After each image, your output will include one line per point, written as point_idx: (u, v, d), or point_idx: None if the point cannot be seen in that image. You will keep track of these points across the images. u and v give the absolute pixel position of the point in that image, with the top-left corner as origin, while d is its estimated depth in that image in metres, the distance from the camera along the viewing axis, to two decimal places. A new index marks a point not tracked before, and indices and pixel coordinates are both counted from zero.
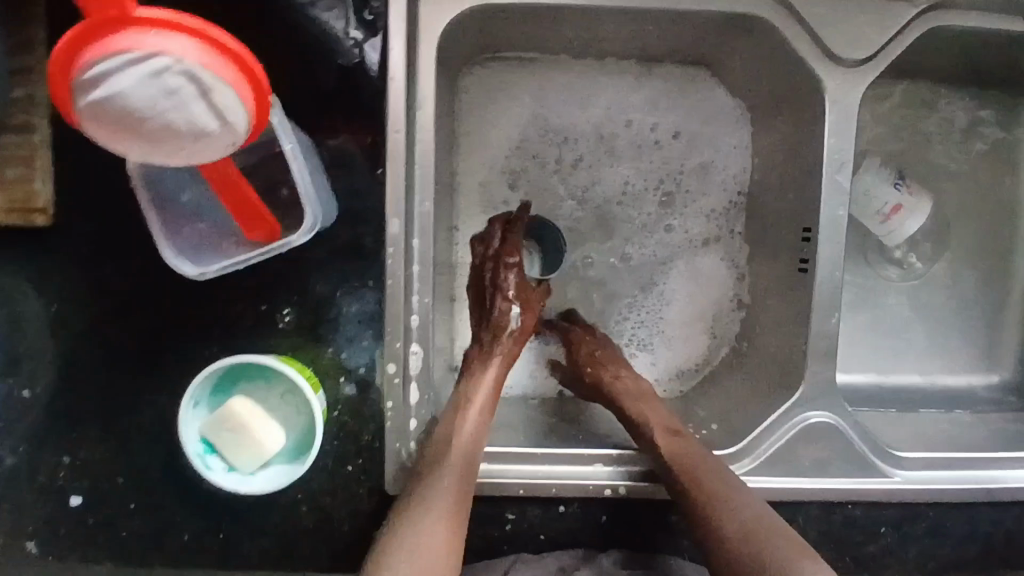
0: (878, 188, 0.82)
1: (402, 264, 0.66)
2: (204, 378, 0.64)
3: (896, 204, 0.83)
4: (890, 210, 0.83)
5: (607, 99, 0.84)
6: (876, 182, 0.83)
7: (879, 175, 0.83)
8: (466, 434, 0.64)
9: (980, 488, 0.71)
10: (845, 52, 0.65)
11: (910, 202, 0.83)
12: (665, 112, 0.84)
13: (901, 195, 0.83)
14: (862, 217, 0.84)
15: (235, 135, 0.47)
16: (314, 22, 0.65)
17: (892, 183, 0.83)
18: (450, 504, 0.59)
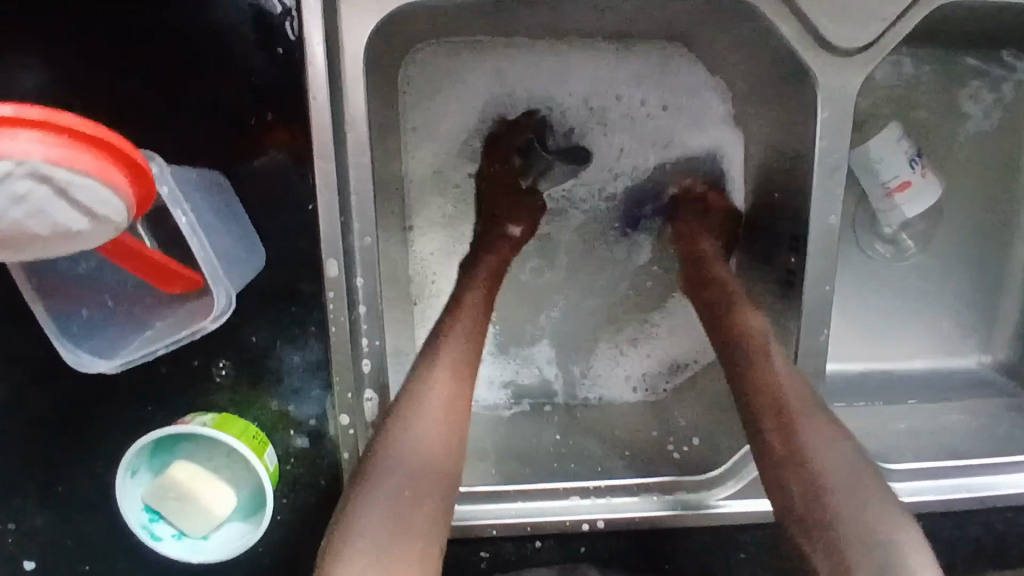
0: (891, 160, 0.74)
1: (346, 309, 0.60)
2: (138, 448, 0.58)
3: (905, 181, 0.74)
4: (896, 186, 0.75)
5: (577, 78, 0.78)
6: (892, 150, 0.74)
7: (899, 144, 0.74)
8: (443, 422, 0.54)
9: (970, 497, 0.69)
10: (841, 38, 0.57)
11: (920, 183, 0.75)
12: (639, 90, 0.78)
13: (914, 173, 0.75)
14: (864, 184, 0.76)
15: (111, 225, 0.40)
16: (222, 36, 0.56)
17: (908, 158, 0.74)
18: (408, 499, 0.50)
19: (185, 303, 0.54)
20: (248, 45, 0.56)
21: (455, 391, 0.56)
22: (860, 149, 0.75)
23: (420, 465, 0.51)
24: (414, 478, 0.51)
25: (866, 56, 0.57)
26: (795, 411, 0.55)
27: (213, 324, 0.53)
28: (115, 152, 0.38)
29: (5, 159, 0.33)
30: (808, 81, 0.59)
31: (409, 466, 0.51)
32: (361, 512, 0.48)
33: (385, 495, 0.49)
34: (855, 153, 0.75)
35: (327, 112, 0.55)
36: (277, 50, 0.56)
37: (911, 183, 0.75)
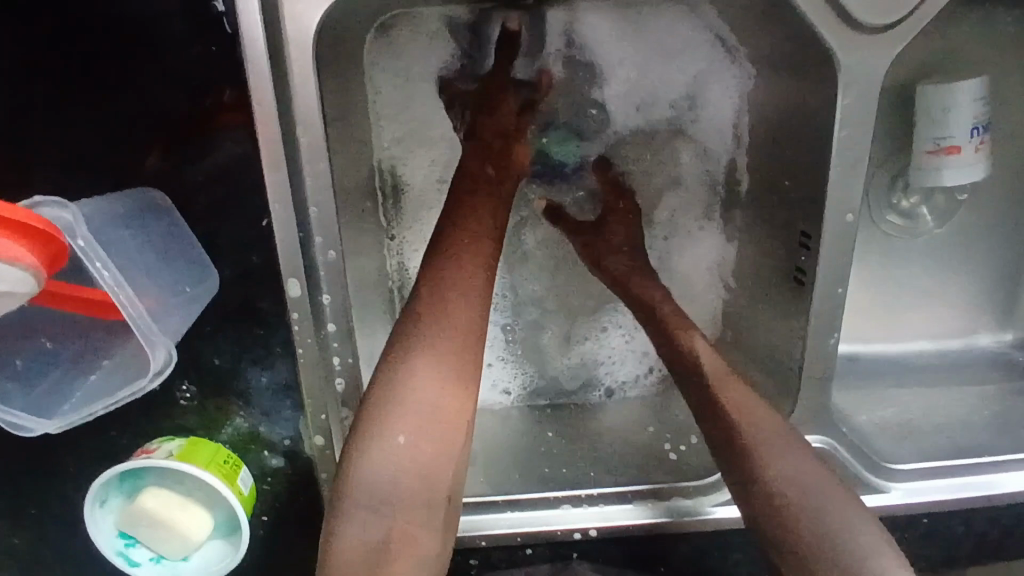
0: (952, 114, 0.65)
1: (312, 329, 0.55)
2: (103, 480, 0.56)
3: (952, 145, 0.65)
4: (942, 146, 0.65)
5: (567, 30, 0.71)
6: (958, 103, 0.64)
7: (970, 101, 0.64)
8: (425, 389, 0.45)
9: (981, 496, 0.65)
10: (868, 13, 0.49)
11: (968, 156, 0.65)
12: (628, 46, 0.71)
13: (968, 143, 0.65)
14: (917, 130, 0.67)
15: (18, 294, 0.35)
16: (153, 32, 0.50)
17: (970, 124, 0.64)
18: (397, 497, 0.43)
19: (130, 341, 0.49)
20: (183, 40, 0.50)
21: (449, 356, 0.47)
22: (931, 90, 0.66)
23: (423, 413, 0.45)
24: (414, 459, 0.43)
25: (894, 33, 0.50)
26: (754, 438, 0.50)
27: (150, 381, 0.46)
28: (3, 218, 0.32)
29: None
30: (825, 61, 0.51)
31: (407, 415, 0.44)
32: (367, 477, 0.43)
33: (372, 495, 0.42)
34: (923, 94, 0.67)
35: (275, 118, 0.49)
36: (216, 46, 0.50)
37: (958, 150, 0.65)
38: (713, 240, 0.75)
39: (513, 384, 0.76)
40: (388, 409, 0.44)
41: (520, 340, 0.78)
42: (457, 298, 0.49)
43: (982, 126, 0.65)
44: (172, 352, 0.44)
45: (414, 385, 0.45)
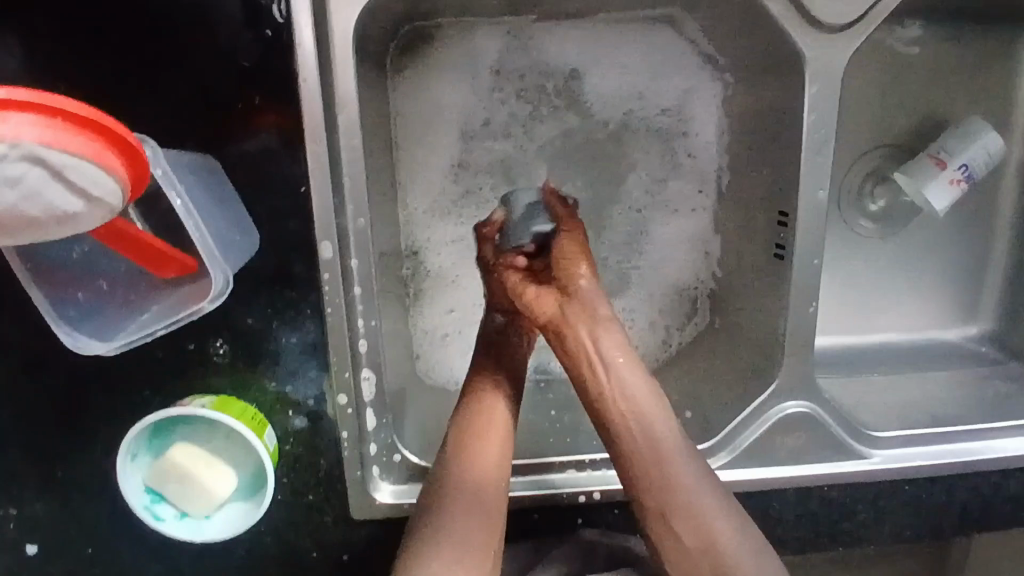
0: (972, 148, 0.75)
1: (342, 290, 0.60)
2: (137, 431, 0.59)
3: (947, 163, 0.75)
4: (944, 158, 0.75)
5: (574, 47, 0.75)
6: (982, 145, 0.75)
7: (988, 154, 0.76)
8: (480, 454, 0.58)
9: (959, 463, 0.70)
10: (829, 14, 0.58)
11: (947, 182, 0.74)
12: (627, 55, 0.75)
13: (956, 176, 0.75)
14: (941, 137, 0.77)
15: (108, 206, 0.40)
16: (206, 18, 0.55)
17: (973, 166, 0.75)
18: (466, 534, 0.53)
19: (181, 286, 0.54)
20: (235, 26, 0.56)
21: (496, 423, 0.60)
22: (983, 124, 0.76)
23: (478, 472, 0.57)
24: (474, 504, 0.55)
25: (851, 32, 0.58)
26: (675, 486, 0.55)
27: (210, 304, 0.53)
28: (106, 134, 0.38)
29: None
30: (793, 57, 0.60)
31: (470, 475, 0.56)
32: (442, 524, 0.54)
33: (450, 533, 0.53)
34: (966, 123, 0.77)
35: (319, 94, 0.55)
36: (264, 32, 0.56)
37: (949, 171, 0.75)
38: (695, 223, 0.78)
39: None
40: (465, 468, 0.57)
41: None
42: (499, 381, 0.63)
43: (970, 182, 0.75)
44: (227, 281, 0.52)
45: (480, 445, 0.58)
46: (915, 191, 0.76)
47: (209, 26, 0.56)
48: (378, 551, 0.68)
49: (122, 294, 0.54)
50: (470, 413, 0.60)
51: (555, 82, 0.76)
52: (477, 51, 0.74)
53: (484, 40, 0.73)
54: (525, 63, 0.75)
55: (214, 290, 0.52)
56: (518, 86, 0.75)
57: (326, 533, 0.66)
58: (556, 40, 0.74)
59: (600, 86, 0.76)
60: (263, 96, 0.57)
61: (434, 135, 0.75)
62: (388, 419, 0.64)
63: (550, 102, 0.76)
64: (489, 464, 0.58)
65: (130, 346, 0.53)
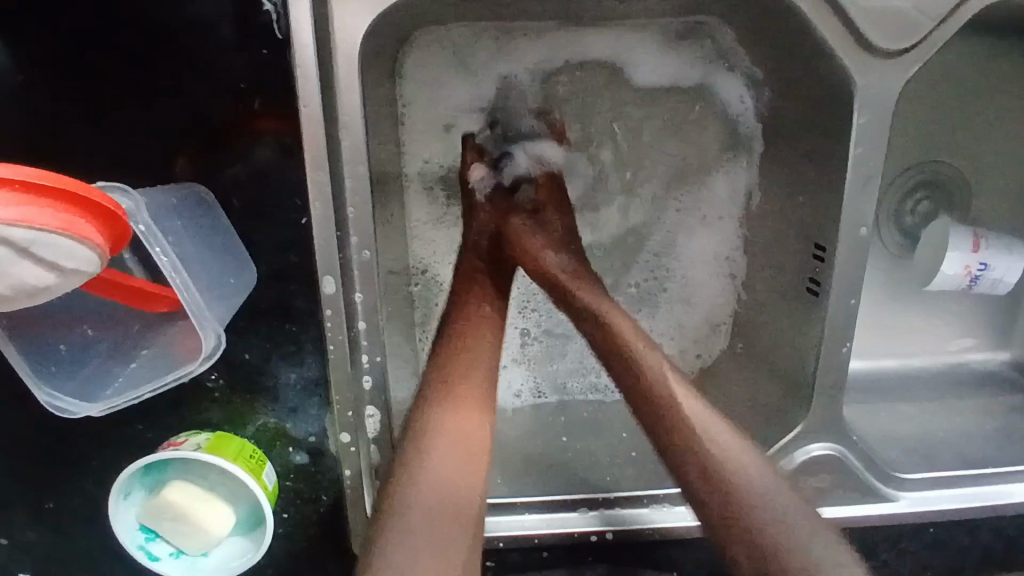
0: (1002, 263, 0.72)
1: (345, 326, 0.56)
2: (131, 471, 0.56)
3: (977, 252, 0.72)
4: (980, 246, 0.72)
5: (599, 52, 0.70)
6: (1008, 270, 0.72)
7: (1001, 281, 0.73)
8: (448, 432, 0.48)
9: (988, 507, 0.67)
10: (885, 38, 0.52)
11: (960, 265, 0.72)
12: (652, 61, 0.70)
13: (970, 269, 0.72)
14: (993, 235, 0.72)
15: (85, 276, 0.36)
16: (199, 32, 0.50)
17: (984, 276, 0.72)
18: (427, 528, 0.41)
19: (173, 329, 0.51)
20: (230, 42, 0.50)
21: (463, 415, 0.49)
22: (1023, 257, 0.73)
23: (446, 453, 0.46)
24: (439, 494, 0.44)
25: (909, 58, 0.53)
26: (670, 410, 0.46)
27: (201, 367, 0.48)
28: (81, 201, 0.33)
29: None
30: (843, 83, 0.54)
31: (439, 459, 0.46)
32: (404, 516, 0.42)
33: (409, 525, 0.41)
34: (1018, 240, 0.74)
35: (320, 120, 0.50)
36: (261, 51, 0.51)
37: (971, 259, 0.72)
38: (721, 229, 0.74)
39: (523, 386, 0.79)
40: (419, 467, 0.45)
41: (543, 353, 0.80)
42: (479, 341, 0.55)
43: (965, 287, 0.74)
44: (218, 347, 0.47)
45: (442, 429, 0.48)
46: (937, 241, 0.73)
47: (202, 42, 0.51)
48: None
49: (109, 337, 0.50)
50: (428, 417, 0.49)
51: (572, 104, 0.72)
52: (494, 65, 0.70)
53: (502, 51, 0.70)
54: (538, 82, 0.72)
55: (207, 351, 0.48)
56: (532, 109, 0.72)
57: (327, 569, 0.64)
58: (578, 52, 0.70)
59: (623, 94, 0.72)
60: (265, 101, 0.52)
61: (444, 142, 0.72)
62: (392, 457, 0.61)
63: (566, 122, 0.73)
64: (455, 468, 0.46)
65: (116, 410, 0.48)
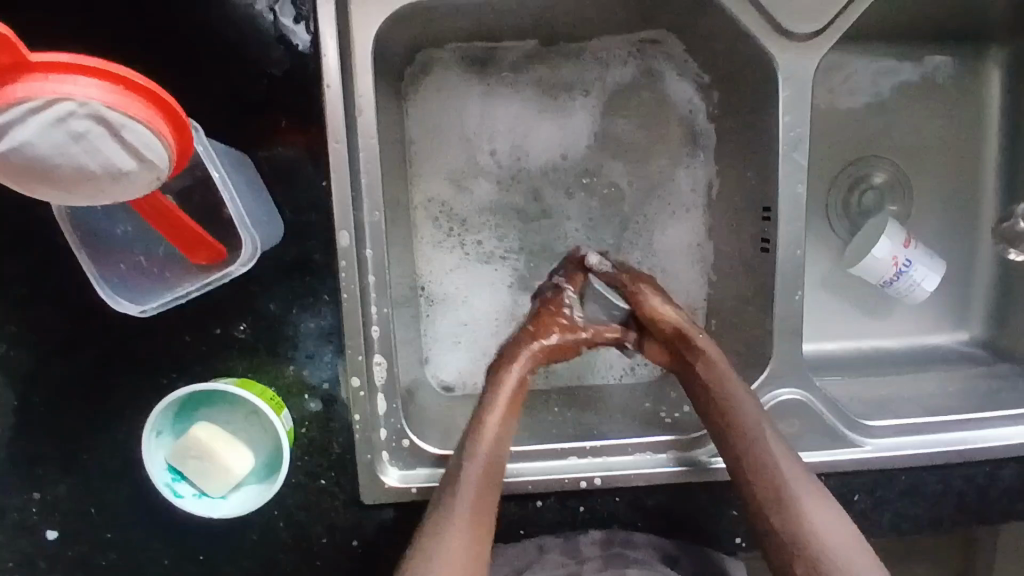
0: (923, 267, 0.81)
1: (357, 277, 0.65)
2: (164, 408, 0.63)
3: (907, 247, 0.80)
4: (908, 244, 0.80)
5: (579, 71, 0.81)
6: (925, 276, 0.81)
7: (916, 285, 0.81)
8: (487, 445, 0.62)
9: (952, 451, 0.73)
10: (798, 25, 0.64)
11: (893, 253, 0.79)
12: (622, 76, 0.81)
13: (897, 262, 0.80)
14: (918, 244, 0.82)
15: (157, 170, 0.45)
16: (241, 33, 0.63)
17: (906, 274, 0.80)
18: (466, 529, 0.59)
19: (210, 268, 0.60)
20: (268, 39, 0.63)
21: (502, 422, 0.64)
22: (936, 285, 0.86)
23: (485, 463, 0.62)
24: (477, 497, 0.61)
25: (819, 41, 0.65)
26: (758, 462, 0.62)
27: (241, 268, 0.59)
28: (161, 103, 0.43)
29: (69, 100, 0.39)
30: (767, 66, 0.66)
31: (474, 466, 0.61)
32: (451, 520, 0.59)
33: (453, 531, 0.59)
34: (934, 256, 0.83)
35: (340, 97, 0.62)
36: (294, 45, 0.63)
37: (901, 251, 0.80)
38: (690, 220, 0.82)
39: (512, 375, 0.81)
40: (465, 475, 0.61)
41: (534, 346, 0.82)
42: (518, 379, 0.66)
43: (887, 281, 0.81)
44: (256, 243, 0.58)
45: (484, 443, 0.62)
46: (871, 234, 0.81)
47: (243, 39, 0.63)
48: (384, 537, 0.70)
49: (159, 271, 0.60)
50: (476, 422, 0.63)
51: (555, 160, 0.83)
52: (493, 105, 0.80)
53: (500, 91, 0.80)
54: (529, 132, 0.82)
55: (247, 252, 0.58)
56: (522, 166, 0.82)
57: (336, 518, 0.69)
58: (563, 98, 0.81)
59: (599, 105, 0.82)
60: (293, 87, 0.64)
61: (444, 169, 0.81)
62: (398, 404, 0.68)
63: (552, 178, 0.83)
64: (479, 496, 0.60)
65: (168, 305, 0.58)
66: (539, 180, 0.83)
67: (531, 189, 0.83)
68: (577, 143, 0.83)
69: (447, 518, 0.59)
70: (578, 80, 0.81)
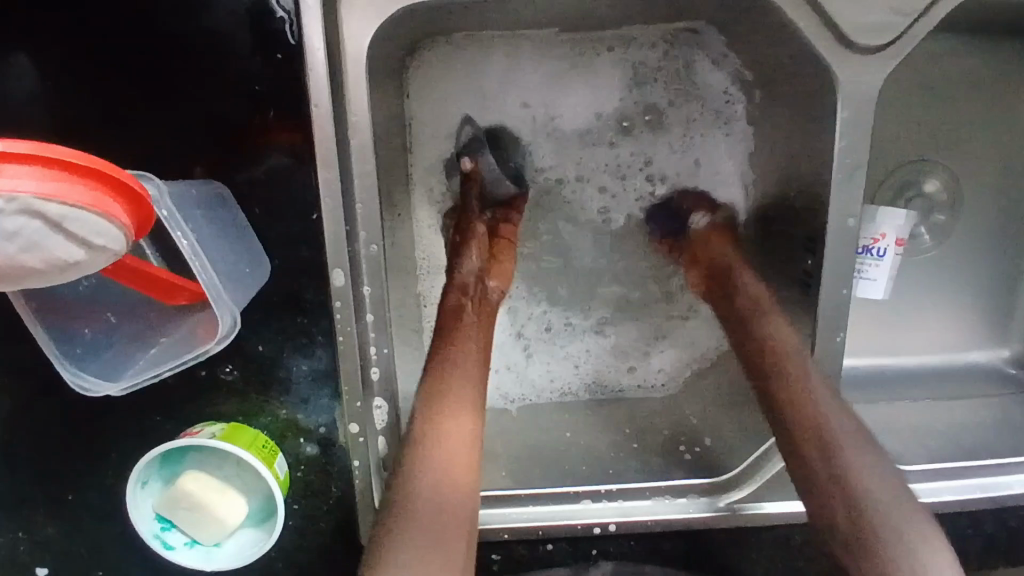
0: (882, 271, 0.72)
1: (353, 318, 0.58)
2: (148, 460, 0.59)
3: (895, 243, 0.72)
4: (899, 247, 0.72)
5: (604, 54, 0.73)
6: (872, 278, 0.72)
7: (857, 275, 0.73)
8: (471, 373, 0.54)
9: (985, 498, 0.68)
10: (862, 35, 0.55)
11: (884, 231, 0.71)
12: (649, 60, 0.74)
13: (875, 239, 0.72)
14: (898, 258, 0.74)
15: (112, 254, 0.38)
16: (218, 42, 0.55)
17: (867, 257, 0.72)
18: (440, 523, 0.43)
19: (190, 319, 0.54)
20: (246, 49, 0.55)
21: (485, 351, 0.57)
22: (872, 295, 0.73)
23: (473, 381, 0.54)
24: (456, 466, 0.47)
25: (886, 54, 0.55)
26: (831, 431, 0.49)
27: (218, 346, 0.53)
28: (108, 180, 0.36)
29: None
30: (825, 80, 0.57)
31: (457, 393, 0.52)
32: (421, 501, 0.44)
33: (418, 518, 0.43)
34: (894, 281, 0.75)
35: (329, 119, 0.53)
36: (275, 55, 0.55)
37: (891, 239, 0.72)
38: None
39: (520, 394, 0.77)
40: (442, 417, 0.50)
41: (549, 358, 0.79)
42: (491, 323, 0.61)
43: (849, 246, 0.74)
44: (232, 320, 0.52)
45: (456, 409, 0.50)
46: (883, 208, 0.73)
47: (219, 49, 0.55)
48: None
49: (133, 327, 0.54)
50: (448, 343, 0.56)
51: (584, 125, 0.77)
52: (508, 75, 0.73)
53: (520, 73, 0.73)
54: (554, 98, 0.75)
55: (224, 329, 0.52)
56: (554, 128, 0.76)
57: (337, 561, 0.66)
58: (587, 70, 0.74)
59: (627, 87, 0.75)
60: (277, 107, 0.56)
61: (453, 166, 0.75)
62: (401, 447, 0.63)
63: (587, 144, 0.77)
64: (458, 447, 0.49)
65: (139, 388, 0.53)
66: (572, 147, 0.77)
67: (559, 155, 0.78)
68: (603, 114, 0.76)
69: (416, 494, 0.45)
70: (603, 63, 0.74)
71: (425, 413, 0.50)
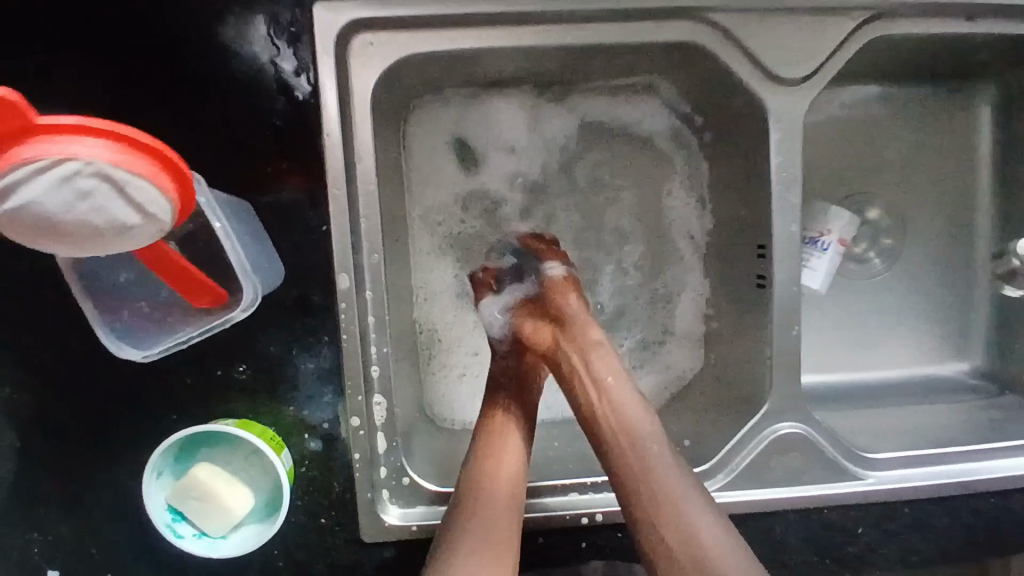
0: (824, 262, 0.81)
1: (356, 318, 0.66)
2: (165, 450, 0.64)
3: (838, 241, 0.81)
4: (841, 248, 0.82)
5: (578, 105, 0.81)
6: (813, 265, 0.81)
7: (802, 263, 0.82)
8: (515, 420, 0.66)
9: (956, 483, 0.73)
10: (787, 69, 0.67)
11: (830, 227, 0.81)
12: (623, 107, 0.81)
13: (822, 234, 0.81)
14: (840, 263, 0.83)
15: (160, 223, 0.47)
16: (245, 86, 0.65)
17: (813, 249, 0.82)
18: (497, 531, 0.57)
19: (212, 312, 0.61)
20: (269, 91, 0.65)
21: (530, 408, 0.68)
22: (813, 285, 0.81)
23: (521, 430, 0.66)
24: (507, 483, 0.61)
25: (808, 84, 0.67)
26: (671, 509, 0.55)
27: (241, 312, 0.60)
28: (165, 157, 0.45)
29: (74, 160, 0.41)
30: (759, 108, 0.68)
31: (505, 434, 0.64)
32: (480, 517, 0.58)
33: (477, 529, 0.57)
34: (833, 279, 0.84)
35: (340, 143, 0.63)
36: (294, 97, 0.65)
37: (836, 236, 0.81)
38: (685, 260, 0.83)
39: None
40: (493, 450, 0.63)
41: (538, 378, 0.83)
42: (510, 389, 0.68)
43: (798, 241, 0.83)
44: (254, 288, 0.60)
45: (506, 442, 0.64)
46: None
47: (244, 92, 0.65)
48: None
49: (161, 315, 0.62)
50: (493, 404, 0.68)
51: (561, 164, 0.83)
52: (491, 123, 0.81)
53: (506, 120, 0.81)
54: (534, 143, 0.83)
55: (247, 297, 0.60)
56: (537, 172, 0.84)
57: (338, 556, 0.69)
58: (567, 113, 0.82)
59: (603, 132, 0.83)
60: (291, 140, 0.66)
61: (445, 208, 0.82)
62: (398, 442, 0.68)
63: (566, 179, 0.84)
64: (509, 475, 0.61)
65: (167, 350, 0.60)
66: (554, 184, 0.84)
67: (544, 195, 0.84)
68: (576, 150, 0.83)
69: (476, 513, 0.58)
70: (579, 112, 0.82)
71: (482, 449, 0.63)
